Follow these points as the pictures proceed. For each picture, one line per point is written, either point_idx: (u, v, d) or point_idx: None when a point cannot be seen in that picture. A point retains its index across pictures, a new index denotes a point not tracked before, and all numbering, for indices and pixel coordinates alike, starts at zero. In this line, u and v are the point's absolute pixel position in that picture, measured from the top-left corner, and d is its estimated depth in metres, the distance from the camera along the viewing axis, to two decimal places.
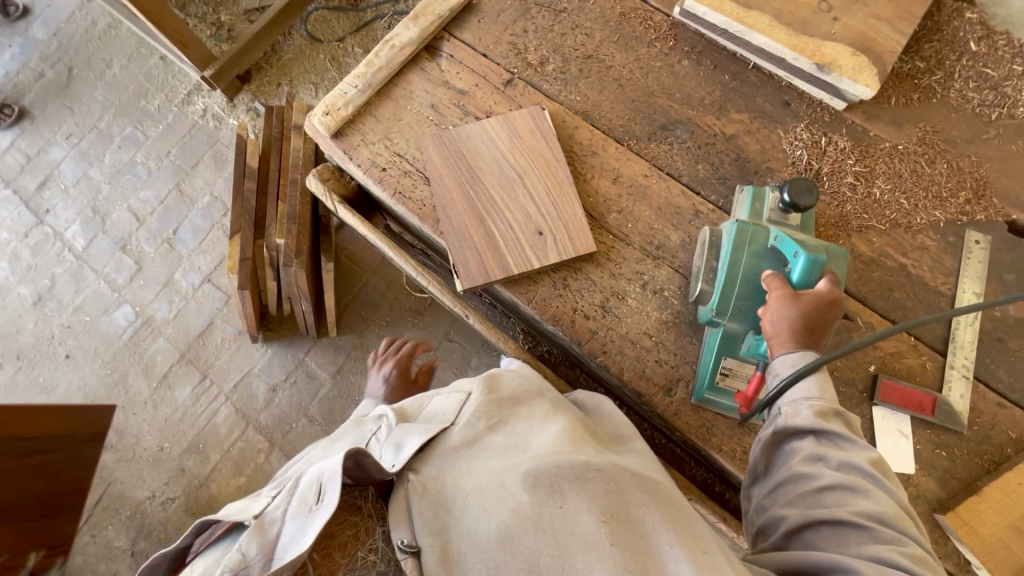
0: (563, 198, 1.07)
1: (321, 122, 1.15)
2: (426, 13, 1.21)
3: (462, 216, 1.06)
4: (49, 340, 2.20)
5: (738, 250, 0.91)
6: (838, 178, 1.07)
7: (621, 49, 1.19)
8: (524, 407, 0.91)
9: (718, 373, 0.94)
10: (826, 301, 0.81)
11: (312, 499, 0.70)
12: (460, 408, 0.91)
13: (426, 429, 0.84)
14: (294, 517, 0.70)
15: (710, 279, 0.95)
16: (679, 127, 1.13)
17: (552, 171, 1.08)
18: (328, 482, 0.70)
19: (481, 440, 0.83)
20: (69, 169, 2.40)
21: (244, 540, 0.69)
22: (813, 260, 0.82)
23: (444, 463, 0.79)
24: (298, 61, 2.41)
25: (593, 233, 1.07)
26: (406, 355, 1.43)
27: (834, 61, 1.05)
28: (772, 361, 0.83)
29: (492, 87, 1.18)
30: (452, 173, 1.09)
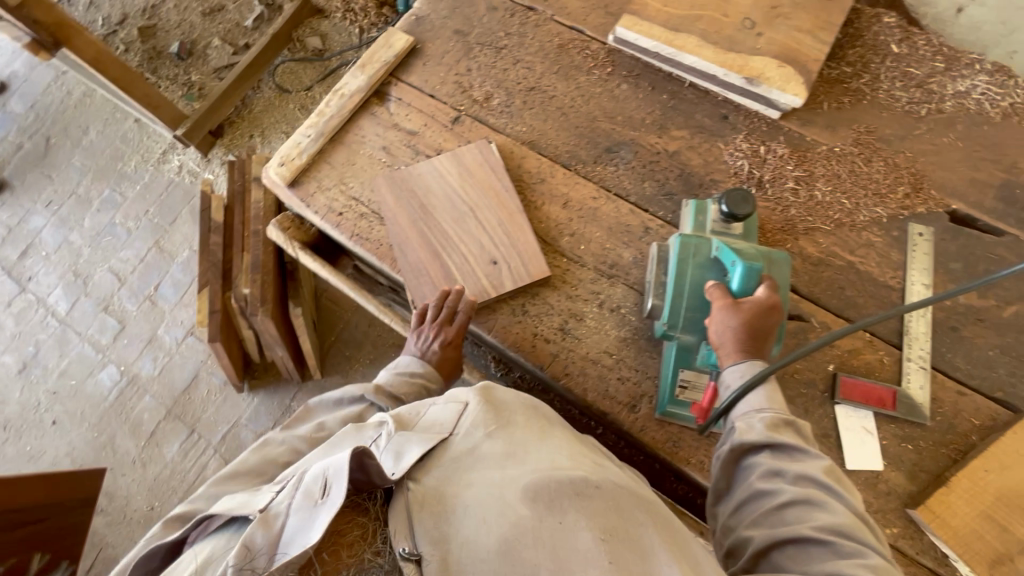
0: (515, 227, 1.10)
1: (277, 173, 1.19)
2: (372, 61, 1.26)
3: (419, 253, 1.09)
4: (35, 407, 2.19)
5: (683, 264, 0.93)
6: (780, 184, 1.10)
7: (561, 78, 1.23)
8: (519, 416, 0.91)
9: (677, 386, 0.95)
10: (767, 308, 0.84)
11: (317, 493, 0.69)
12: (458, 416, 0.90)
13: (426, 439, 0.84)
14: (298, 510, 0.69)
15: (660, 293, 0.96)
16: (623, 149, 1.17)
17: (502, 202, 1.12)
18: (334, 476, 0.69)
19: (478, 450, 0.83)
20: (50, 235, 2.44)
21: (251, 530, 0.68)
22: (749, 269, 0.85)
23: (447, 474, 0.79)
24: (268, 112, 2.47)
25: (546, 258, 1.09)
26: (456, 341, 1.05)
27: (762, 74, 1.09)
28: (722, 372, 0.86)
29: (441, 126, 1.22)
30: (406, 212, 1.12)
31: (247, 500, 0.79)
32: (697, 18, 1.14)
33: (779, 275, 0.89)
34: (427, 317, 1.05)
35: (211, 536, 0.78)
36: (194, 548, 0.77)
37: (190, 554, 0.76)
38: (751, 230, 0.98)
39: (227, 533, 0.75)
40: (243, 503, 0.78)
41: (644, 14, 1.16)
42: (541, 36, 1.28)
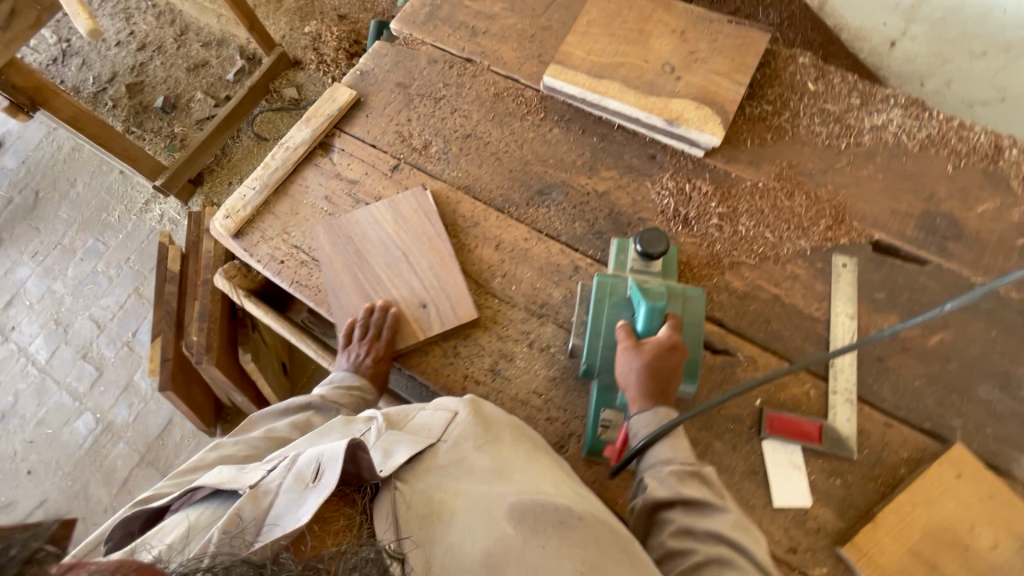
0: (446, 271, 1.13)
1: (222, 225, 1.23)
2: (317, 115, 1.32)
3: (353, 297, 1.13)
4: (11, 457, 2.20)
5: (600, 303, 0.99)
6: (705, 221, 1.13)
7: (496, 125, 1.28)
8: (513, 431, 0.88)
9: (600, 426, 0.96)
10: (668, 347, 0.89)
11: (309, 476, 0.74)
12: (446, 424, 0.89)
13: (416, 442, 0.85)
14: (289, 491, 0.74)
15: (582, 332, 1.01)
16: (554, 191, 1.20)
17: (434, 247, 1.15)
18: (328, 462, 0.73)
19: (467, 461, 0.82)
20: (34, 285, 2.50)
21: (241, 503, 0.73)
22: (652, 307, 0.91)
23: (438, 480, 0.80)
24: (246, 160, 2.56)
25: (477, 301, 1.11)
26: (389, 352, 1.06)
27: (681, 115, 1.13)
28: (631, 419, 0.89)
29: (381, 174, 1.27)
30: (342, 258, 1.16)
31: (235, 471, 0.82)
32: (620, 65, 1.19)
33: (687, 314, 0.95)
34: (359, 330, 1.07)
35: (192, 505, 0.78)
36: (176, 513, 0.79)
37: (171, 519, 0.77)
38: (669, 268, 1.02)
39: (212, 501, 0.78)
40: (230, 472, 0.81)
41: (570, 62, 1.21)
42: (478, 86, 1.33)
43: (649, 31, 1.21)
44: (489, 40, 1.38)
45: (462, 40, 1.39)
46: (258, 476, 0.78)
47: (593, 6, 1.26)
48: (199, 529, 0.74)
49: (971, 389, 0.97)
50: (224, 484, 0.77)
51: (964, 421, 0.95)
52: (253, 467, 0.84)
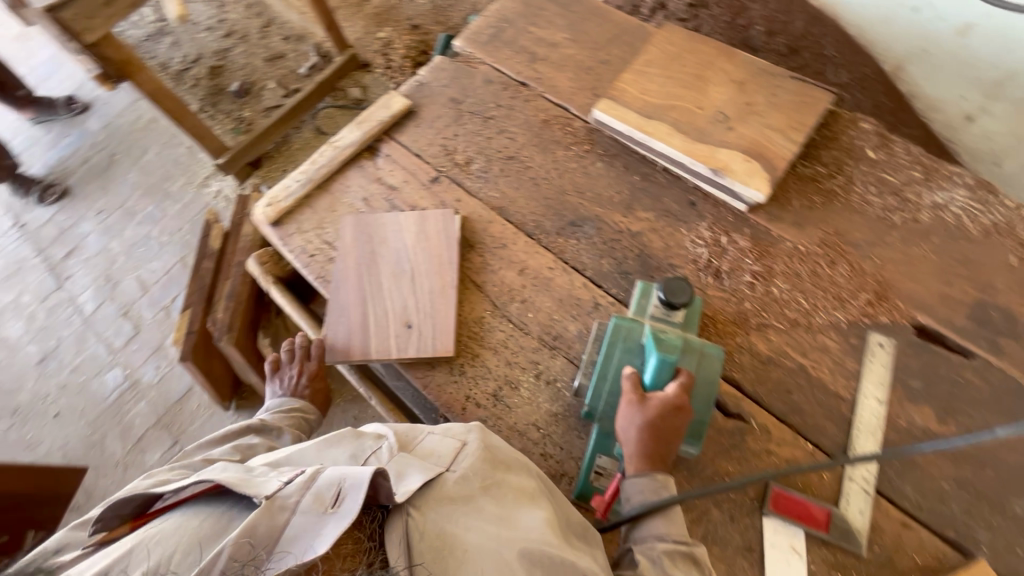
0: (443, 299, 1.12)
1: (263, 212, 1.27)
2: (369, 119, 1.36)
3: (350, 301, 1.14)
4: (44, 399, 2.34)
5: (612, 345, 0.97)
6: (737, 277, 1.09)
7: (540, 151, 1.29)
8: (516, 474, 0.91)
9: (593, 471, 0.95)
10: (674, 407, 0.87)
11: (329, 499, 0.74)
12: (455, 454, 0.92)
13: (427, 469, 0.87)
14: (307, 510, 0.73)
15: (589, 373, 1.00)
16: (587, 225, 1.19)
17: (442, 273, 1.15)
18: (352, 487, 0.75)
19: (474, 500, 0.85)
20: (94, 240, 2.66)
21: (256, 517, 0.71)
22: (663, 361, 0.89)
23: (448, 511, 0.82)
24: (304, 151, 2.67)
25: (458, 337, 1.10)
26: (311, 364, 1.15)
27: (727, 166, 1.10)
28: (625, 484, 0.87)
29: (419, 183, 1.29)
30: (356, 262, 1.18)
31: (243, 475, 0.80)
32: (672, 108, 1.17)
33: (703, 372, 0.92)
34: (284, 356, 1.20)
35: (185, 510, 0.76)
36: (170, 517, 0.76)
37: (165, 522, 0.75)
38: (692, 318, 0.98)
39: (217, 506, 0.77)
40: (238, 475, 0.79)
41: (622, 99, 1.21)
42: (528, 110, 1.35)
43: (707, 77, 1.20)
44: (547, 67, 1.40)
45: (520, 65, 1.41)
46: (274, 484, 0.77)
47: (653, 47, 1.26)
48: (201, 539, 0.72)
49: (1006, 503, 0.89)
50: (239, 489, 0.75)
51: (993, 536, 0.87)
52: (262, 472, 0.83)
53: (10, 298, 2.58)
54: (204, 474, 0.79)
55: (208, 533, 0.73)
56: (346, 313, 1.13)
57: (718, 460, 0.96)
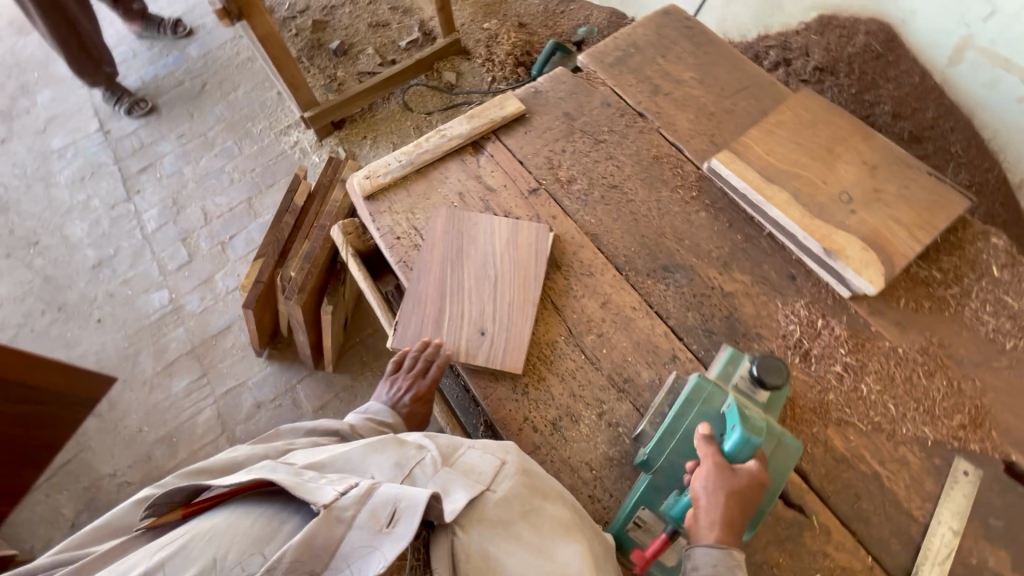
0: (521, 315, 1.10)
1: (359, 183, 1.28)
2: (482, 116, 1.36)
3: (429, 293, 1.13)
4: (91, 302, 2.41)
5: (689, 405, 0.94)
6: (826, 364, 1.04)
7: (645, 186, 1.26)
8: (552, 502, 0.88)
9: (631, 522, 0.93)
10: (758, 482, 0.83)
11: (383, 519, 0.75)
12: (494, 471, 0.89)
13: (472, 486, 0.86)
14: (360, 528, 0.74)
15: (655, 422, 0.99)
16: (679, 272, 1.16)
17: (525, 287, 1.13)
18: (406, 509, 0.76)
19: (513, 527, 0.84)
20: (169, 162, 2.73)
21: (311, 530, 0.72)
22: (746, 439, 0.85)
23: (491, 533, 0.82)
24: (386, 122, 2.69)
25: (528, 356, 1.08)
26: (429, 383, 1.10)
27: (843, 250, 1.06)
28: (694, 550, 0.82)
29: (518, 191, 1.27)
30: (443, 255, 1.17)
31: (295, 477, 0.79)
32: (795, 176, 1.14)
33: (780, 462, 0.89)
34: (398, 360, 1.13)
35: (234, 508, 0.77)
36: (224, 514, 0.76)
37: (219, 518, 0.75)
38: (775, 403, 0.95)
39: (266, 508, 0.78)
40: (290, 476, 0.79)
41: (745, 155, 1.18)
42: (641, 142, 1.32)
43: (838, 153, 1.15)
44: (668, 103, 1.37)
45: (641, 94, 1.39)
46: (328, 491, 0.77)
47: (787, 109, 1.22)
48: (257, 542, 0.73)
49: None
50: (295, 494, 0.76)
51: None
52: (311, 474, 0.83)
53: (82, 198, 2.67)
54: (254, 472, 0.80)
55: (263, 536, 0.74)
56: (421, 304, 1.13)
57: (769, 550, 0.93)
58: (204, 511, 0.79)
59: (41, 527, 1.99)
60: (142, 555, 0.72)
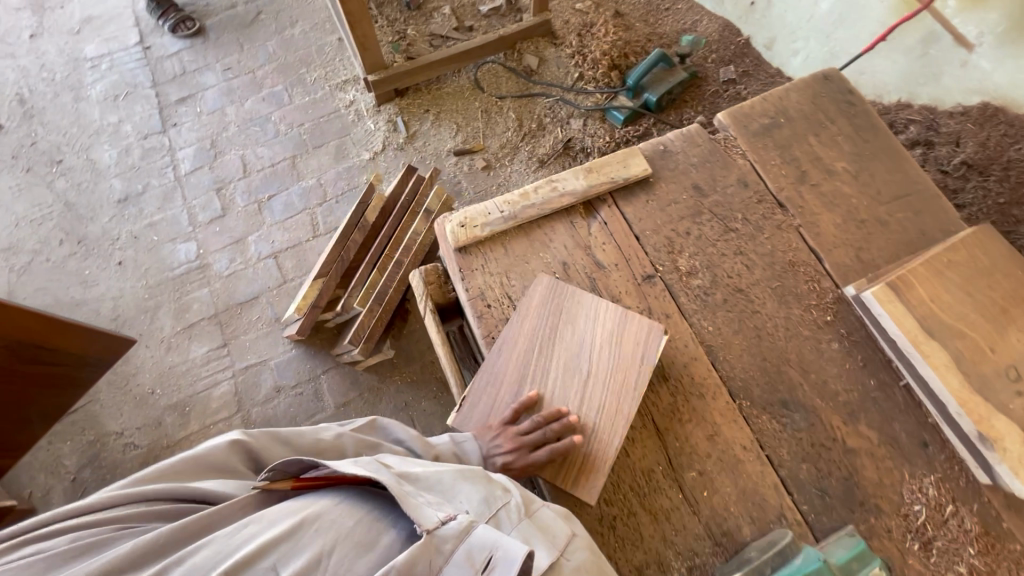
0: (604, 430, 0.97)
1: (452, 231, 1.14)
2: (601, 171, 1.18)
3: (508, 375, 1.03)
4: (113, 241, 2.26)
5: None
6: (948, 560, 0.93)
7: (775, 297, 1.11)
8: None
9: None
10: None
11: (479, 563, 0.74)
12: (566, 541, 0.84)
13: (552, 548, 0.82)
14: (457, 565, 0.73)
15: None
16: (799, 412, 1.03)
17: (616, 396, 0.99)
18: (500, 561, 0.73)
19: None
20: (212, 97, 2.50)
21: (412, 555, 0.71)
22: None
23: None
24: (453, 98, 2.45)
25: (620, 483, 0.97)
26: (534, 463, 0.95)
27: (999, 439, 0.92)
28: None
29: (630, 275, 1.12)
30: (531, 331, 1.05)
31: (397, 484, 0.79)
32: (958, 334, 0.99)
33: None
34: (510, 418, 1.00)
35: (338, 499, 0.79)
36: (331, 504, 0.77)
37: (326, 507, 0.76)
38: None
39: (366, 511, 0.78)
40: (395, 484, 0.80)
41: (905, 295, 1.01)
42: (777, 241, 1.15)
43: (1013, 315, 1.00)
44: (813, 196, 1.19)
45: (785, 179, 1.20)
46: (430, 514, 0.77)
47: (960, 246, 1.05)
48: (355, 547, 0.73)
49: None
50: (402, 505, 0.76)
51: None
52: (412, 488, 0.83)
53: (113, 120, 2.46)
54: (363, 467, 0.80)
55: (361, 542, 0.74)
56: (497, 384, 1.03)
57: None
58: (314, 491, 0.80)
59: (41, 475, 1.92)
60: (261, 519, 0.73)
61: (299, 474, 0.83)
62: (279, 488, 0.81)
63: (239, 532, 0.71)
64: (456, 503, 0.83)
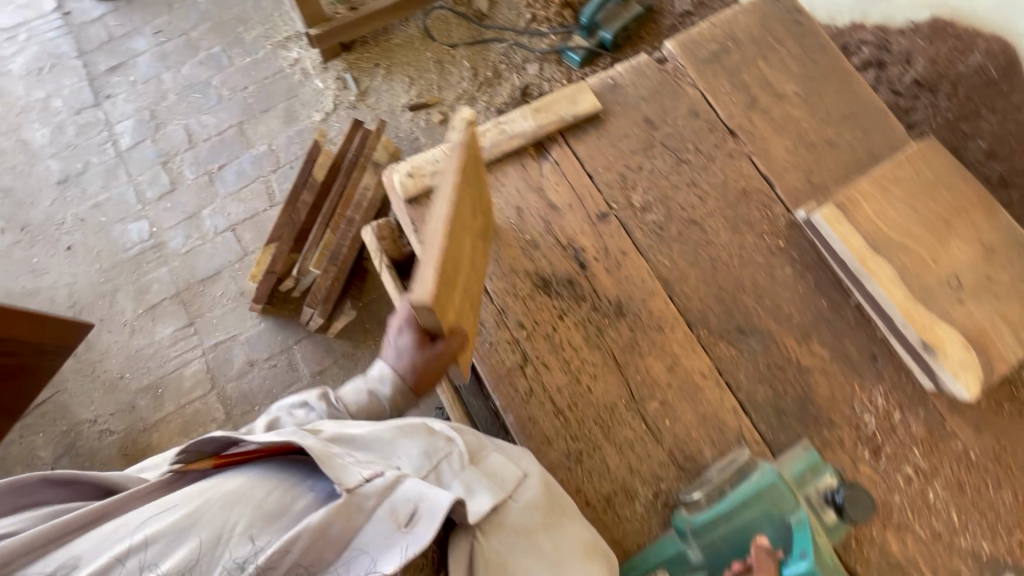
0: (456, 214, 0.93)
1: (400, 182, 1.10)
2: (549, 110, 1.15)
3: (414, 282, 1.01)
4: (58, 225, 2.16)
5: (756, 499, 0.84)
6: (896, 463, 0.98)
7: (728, 227, 1.11)
8: (566, 517, 0.89)
9: None
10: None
11: (402, 517, 0.80)
12: (517, 483, 0.90)
13: (495, 491, 0.88)
14: (378, 521, 0.80)
15: (711, 495, 0.90)
16: (754, 337, 1.05)
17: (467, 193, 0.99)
18: (425, 513, 0.80)
19: (533, 535, 0.86)
20: (145, 64, 2.34)
21: (332, 514, 0.77)
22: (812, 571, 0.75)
23: (513, 542, 0.86)
24: (403, 49, 2.34)
25: (583, 418, 0.99)
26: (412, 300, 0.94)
27: (942, 346, 0.96)
28: None
29: (584, 214, 1.11)
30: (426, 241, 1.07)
31: (323, 448, 0.84)
32: (903, 248, 1.01)
33: None
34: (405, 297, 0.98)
35: (259, 469, 0.84)
36: (246, 475, 0.82)
37: (237, 483, 0.80)
38: (836, 533, 0.87)
39: (288, 480, 0.83)
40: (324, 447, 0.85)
41: (852, 214, 1.03)
42: (729, 170, 1.15)
43: (954, 225, 1.02)
44: (764, 122, 1.18)
45: (736, 107, 1.19)
46: (355, 474, 0.82)
47: (905, 161, 1.07)
48: (268, 511, 0.78)
49: None
50: (323, 468, 0.81)
51: None
52: (342, 451, 0.88)
53: (40, 96, 2.30)
54: (286, 436, 0.85)
55: (273, 508, 0.79)
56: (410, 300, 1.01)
57: None
58: (234, 467, 0.85)
59: (17, 468, 1.90)
60: (170, 499, 0.78)
61: (223, 453, 0.87)
62: (199, 468, 0.85)
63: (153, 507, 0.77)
64: (393, 460, 0.90)
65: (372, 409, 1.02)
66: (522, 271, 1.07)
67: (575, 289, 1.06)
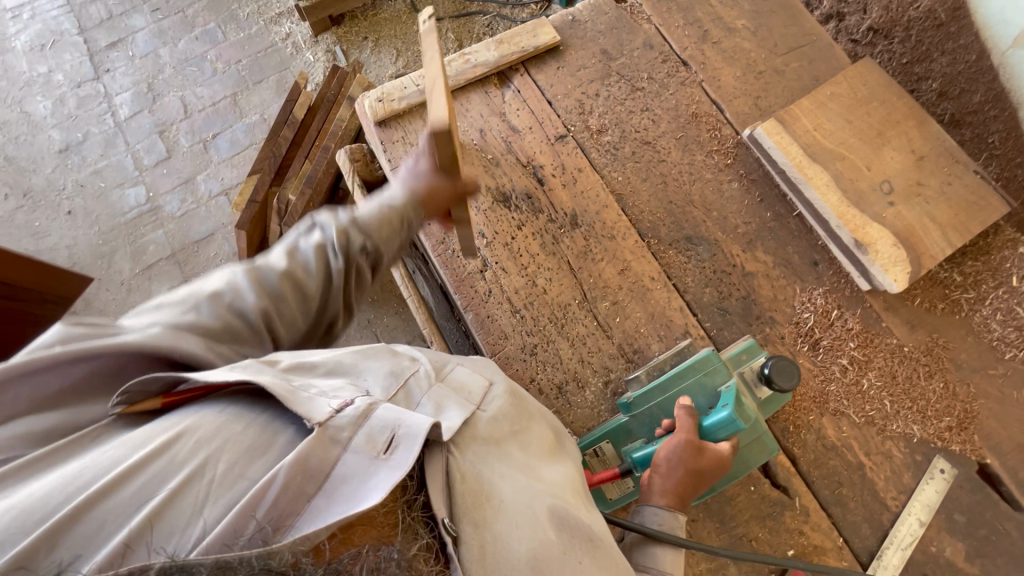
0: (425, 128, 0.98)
1: (371, 106, 1.21)
2: (511, 42, 1.24)
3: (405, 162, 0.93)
4: (59, 191, 2.25)
5: (692, 370, 0.95)
6: (833, 355, 1.04)
7: (679, 147, 1.18)
8: (529, 424, 0.77)
9: (592, 449, 0.97)
10: (722, 464, 0.83)
11: (380, 444, 0.57)
12: (482, 394, 0.76)
13: (467, 405, 0.71)
14: (355, 451, 0.56)
15: (651, 373, 0.99)
16: (702, 245, 1.12)
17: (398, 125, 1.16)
18: (406, 436, 0.57)
19: (503, 443, 0.71)
20: (143, 40, 2.44)
21: (303, 449, 0.53)
22: (729, 420, 0.84)
23: (484, 453, 0.68)
24: (391, 23, 2.43)
25: (537, 314, 1.06)
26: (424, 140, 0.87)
27: (873, 244, 1.02)
28: (644, 506, 0.82)
29: (543, 136, 1.19)
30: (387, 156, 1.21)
31: (285, 383, 0.60)
32: (839, 157, 1.08)
33: (751, 453, 0.92)
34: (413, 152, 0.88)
35: (213, 402, 0.58)
36: (207, 412, 0.57)
37: (198, 417, 0.56)
38: (773, 402, 0.95)
39: (248, 414, 0.57)
40: (279, 380, 0.60)
41: (791, 127, 1.10)
42: (681, 96, 1.22)
43: (887, 136, 1.10)
44: (715, 53, 1.25)
45: (688, 40, 1.26)
46: (322, 407, 0.58)
47: (842, 80, 1.14)
48: (243, 453, 0.54)
49: None
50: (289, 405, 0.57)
51: None
52: (303, 381, 0.64)
53: (43, 70, 2.40)
54: (241, 369, 0.59)
55: (251, 446, 0.55)
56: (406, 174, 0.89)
57: (751, 523, 0.97)
58: (186, 404, 0.59)
59: None
60: (127, 441, 0.54)
61: (171, 391, 0.61)
62: (146, 409, 0.59)
63: (82, 465, 0.52)
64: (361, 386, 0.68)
65: (387, 226, 0.81)
66: (484, 187, 1.14)
67: (534, 203, 1.13)
